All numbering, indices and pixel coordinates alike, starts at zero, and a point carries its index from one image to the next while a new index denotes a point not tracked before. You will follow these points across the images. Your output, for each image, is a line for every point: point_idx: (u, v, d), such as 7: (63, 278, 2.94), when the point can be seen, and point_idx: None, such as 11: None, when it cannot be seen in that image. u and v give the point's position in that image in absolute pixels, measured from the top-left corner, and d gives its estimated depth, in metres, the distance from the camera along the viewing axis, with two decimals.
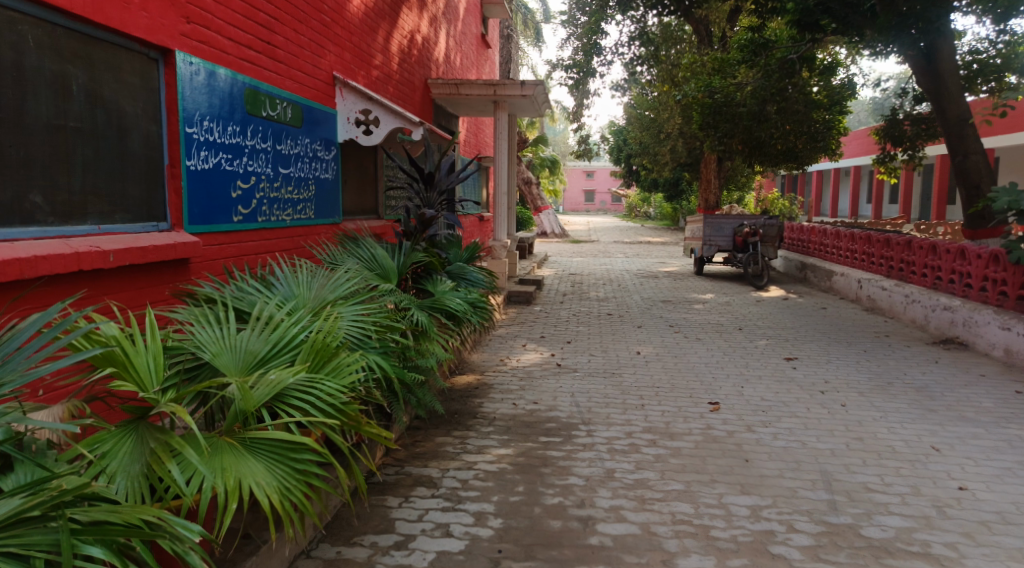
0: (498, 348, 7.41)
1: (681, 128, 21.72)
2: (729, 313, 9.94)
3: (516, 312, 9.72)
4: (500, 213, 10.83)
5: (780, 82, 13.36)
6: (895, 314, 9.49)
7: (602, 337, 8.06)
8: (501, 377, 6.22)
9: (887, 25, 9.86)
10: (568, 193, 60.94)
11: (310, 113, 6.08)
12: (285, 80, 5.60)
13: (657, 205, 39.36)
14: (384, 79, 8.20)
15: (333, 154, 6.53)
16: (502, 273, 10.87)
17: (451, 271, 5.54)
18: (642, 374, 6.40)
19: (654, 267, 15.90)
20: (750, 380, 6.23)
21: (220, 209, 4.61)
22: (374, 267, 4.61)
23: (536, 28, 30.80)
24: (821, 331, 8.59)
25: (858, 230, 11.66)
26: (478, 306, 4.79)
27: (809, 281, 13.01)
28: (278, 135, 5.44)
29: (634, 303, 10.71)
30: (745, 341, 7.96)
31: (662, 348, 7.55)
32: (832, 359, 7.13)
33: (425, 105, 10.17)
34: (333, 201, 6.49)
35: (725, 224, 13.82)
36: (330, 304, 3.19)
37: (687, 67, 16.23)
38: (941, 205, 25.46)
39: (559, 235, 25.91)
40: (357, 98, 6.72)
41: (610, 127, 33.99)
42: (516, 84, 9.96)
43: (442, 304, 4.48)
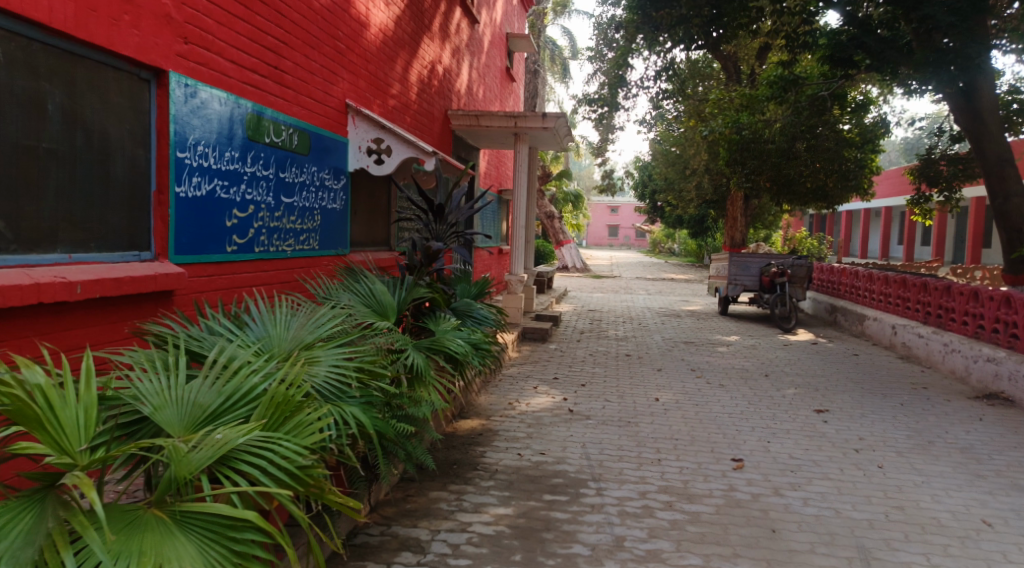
0: (508, 389, 7.04)
1: (708, 165, 21.39)
2: (755, 357, 9.47)
3: (531, 350, 9.34)
4: (518, 247, 10.52)
5: (811, 119, 13.00)
6: (933, 364, 8.96)
7: (619, 380, 7.65)
8: (509, 423, 5.84)
9: (923, 62, 9.47)
10: (592, 227, 60.70)
11: (321, 140, 5.80)
12: (295, 105, 5.32)
13: (682, 242, 38.93)
14: (402, 109, 7.95)
15: (342, 183, 6.25)
16: (518, 309, 10.52)
17: (457, 308, 5.19)
18: (660, 424, 5.97)
19: (677, 305, 15.47)
20: (777, 435, 5.78)
21: (213, 238, 4.30)
22: (372, 304, 4.27)
23: (563, 63, 30.85)
24: (853, 380, 8.09)
25: (892, 273, 11.17)
26: (483, 348, 4.42)
27: (839, 325, 12.50)
28: (283, 162, 5.15)
29: (655, 343, 10.28)
30: (772, 389, 7.50)
31: (683, 394, 7.12)
32: (866, 413, 6.65)
33: (443, 136, 9.94)
34: (340, 232, 6.20)
35: (751, 263, 13.37)
36: (308, 348, 2.84)
37: (715, 103, 15.95)
38: (976, 248, 24.78)
39: (580, 270, 25.57)
40: (370, 127, 6.42)
41: (635, 162, 33.75)
42: (538, 116, 9.72)
43: (443, 346, 4.11)
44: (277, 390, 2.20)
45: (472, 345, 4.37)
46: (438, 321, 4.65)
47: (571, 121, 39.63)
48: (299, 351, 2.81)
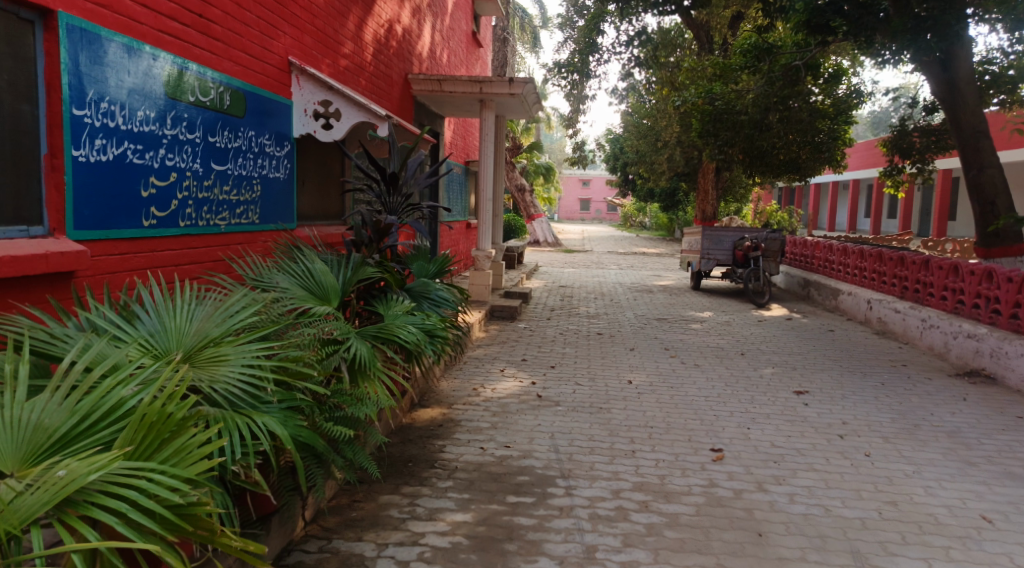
0: (472, 373, 6.60)
1: (680, 137, 20.98)
2: (730, 334, 9.13)
3: (498, 329, 8.89)
4: (484, 221, 10.01)
5: (784, 90, 12.69)
6: (910, 340, 8.71)
7: (589, 361, 7.24)
8: (472, 411, 5.39)
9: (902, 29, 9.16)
10: (563, 201, 60.24)
11: (257, 101, 5.26)
12: (224, 60, 4.78)
13: (652, 216, 38.67)
14: (355, 70, 7.39)
15: (286, 150, 5.71)
16: (484, 286, 10.06)
17: (412, 289, 4.72)
18: (633, 410, 5.58)
19: (648, 281, 15.13)
20: (757, 421, 5.41)
21: (125, 210, 3.81)
22: (311, 286, 3.79)
23: (533, 32, 30.10)
24: (832, 358, 7.79)
25: (868, 247, 10.89)
26: (440, 334, 3.95)
27: (813, 299, 12.26)
28: (211, 124, 4.63)
29: (627, 320, 9.91)
30: (749, 369, 7.16)
31: (657, 376, 6.73)
32: (848, 394, 6.32)
33: (404, 102, 9.37)
34: (285, 204, 5.68)
35: (725, 237, 13.03)
36: (213, 345, 2.40)
37: (688, 73, 15.51)
38: (942, 221, 24.85)
39: (551, 244, 25.12)
40: (316, 88, 5.88)
41: (606, 134, 33.25)
42: (504, 81, 9.16)
43: (391, 335, 3.63)
44: (150, 408, 1.83)
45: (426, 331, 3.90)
46: (391, 305, 4.19)
47: (542, 93, 38.90)
48: (202, 349, 2.37)
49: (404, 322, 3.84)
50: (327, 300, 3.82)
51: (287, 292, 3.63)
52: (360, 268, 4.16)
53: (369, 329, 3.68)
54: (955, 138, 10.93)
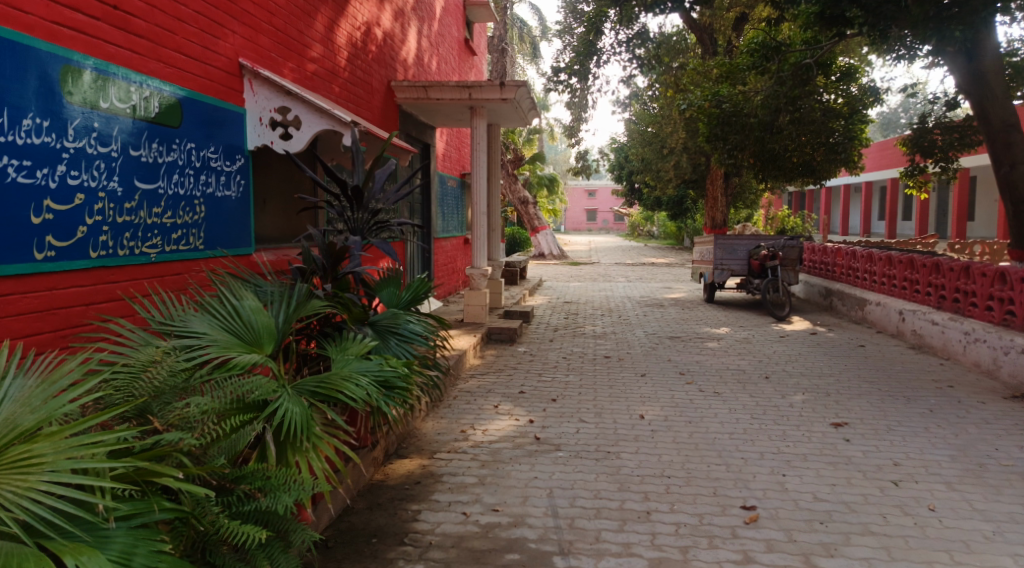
0: (463, 410, 5.82)
1: (686, 143, 20.20)
2: (750, 354, 8.32)
3: (495, 355, 8.11)
4: (479, 236, 9.26)
5: (795, 89, 12.04)
6: (952, 355, 7.88)
7: (596, 391, 6.43)
8: (457, 463, 4.61)
9: (922, 20, 8.33)
10: (569, 213, 59.52)
11: (200, 109, 4.55)
12: (151, 60, 4.06)
13: (661, 224, 37.88)
14: (326, 76, 6.68)
15: (239, 164, 4.99)
16: (481, 307, 9.28)
17: (378, 323, 3.97)
18: (646, 454, 4.78)
19: (659, 294, 14.33)
20: (792, 465, 4.60)
21: (4, 242, 3.09)
22: (237, 329, 3.07)
23: (532, 43, 29.45)
24: (867, 379, 6.96)
25: (896, 253, 10.04)
26: (403, 386, 3.18)
27: (836, 310, 11.44)
28: (135, 136, 3.91)
29: (637, 341, 9.11)
30: (777, 397, 6.34)
31: (672, 408, 5.92)
32: (894, 426, 5.49)
33: (388, 111, 8.67)
34: (237, 227, 4.97)
35: (739, 246, 12.21)
36: (24, 440, 1.78)
37: (693, 75, 14.74)
38: (962, 221, 23.93)
39: (557, 257, 24.31)
40: (272, 93, 5.18)
41: (610, 143, 32.49)
42: (495, 85, 8.45)
43: (332, 394, 2.86)
44: None
45: (384, 384, 3.12)
46: (345, 347, 3.44)
47: (544, 104, 38.21)
48: (8, 446, 1.76)
49: (354, 371, 3.07)
50: (259, 347, 3.09)
51: (206, 339, 2.92)
52: (304, 305, 3.42)
53: (308, 381, 2.93)
54: (982, 133, 10.07)
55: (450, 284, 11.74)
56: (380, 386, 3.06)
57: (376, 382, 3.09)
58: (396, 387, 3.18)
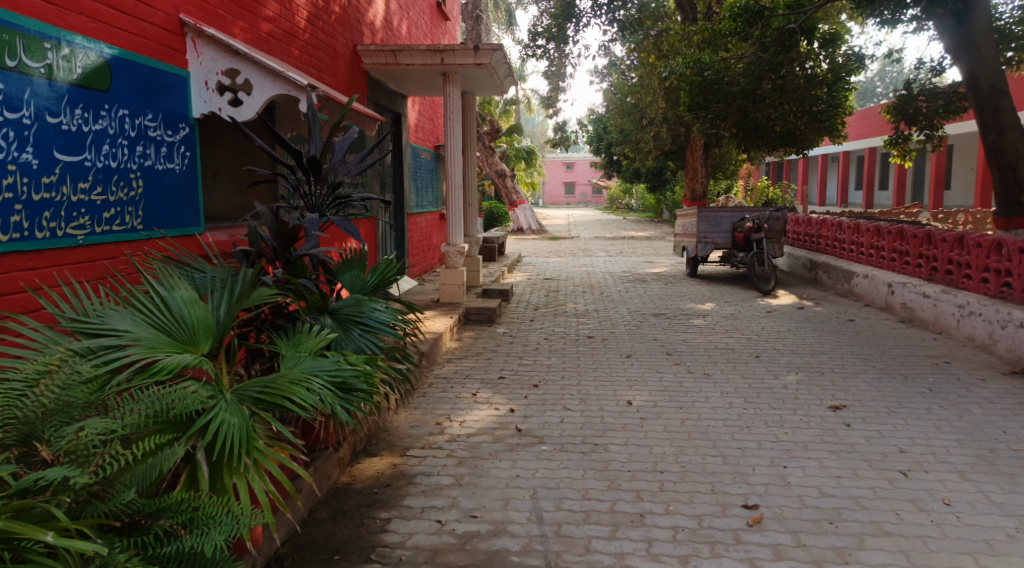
0: (438, 399, 5.43)
1: (666, 113, 19.76)
2: (738, 331, 8.01)
3: (473, 336, 7.71)
4: (454, 212, 8.82)
5: (778, 56, 11.71)
6: (945, 329, 7.62)
7: (580, 375, 6.07)
8: (432, 461, 4.23)
9: None
10: (547, 186, 58.94)
11: (135, 73, 4.11)
12: (70, 13, 3.61)
13: (640, 197, 37.52)
14: (282, 37, 6.20)
15: (182, 134, 4.54)
16: (457, 285, 8.86)
17: (338, 312, 3.54)
18: (635, 446, 4.43)
19: (640, 269, 13.99)
20: (793, 455, 4.27)
21: None
22: (167, 324, 2.65)
23: (508, 12, 28.70)
24: (862, 357, 6.67)
25: (884, 224, 9.74)
26: (363, 387, 2.77)
27: (822, 283, 11.18)
28: (50, 101, 3.50)
29: (620, 319, 8.75)
30: (769, 377, 6.03)
31: (660, 393, 5.57)
32: (895, 408, 5.18)
33: (355, 78, 8.17)
34: (183, 203, 4.54)
35: (723, 218, 11.86)
36: None
37: (674, 41, 14.27)
38: (939, 191, 23.86)
39: (536, 232, 23.86)
40: (219, 54, 4.68)
41: (588, 115, 31.95)
42: (468, 50, 7.97)
43: (279, 401, 2.44)
44: None
45: (341, 385, 2.71)
46: (299, 341, 3.02)
47: (520, 75, 37.46)
48: None
49: (306, 372, 2.66)
50: (194, 345, 2.69)
51: (129, 337, 2.50)
52: (248, 296, 2.99)
53: (251, 383, 2.52)
54: (970, 99, 9.66)
55: (425, 262, 11.30)
56: (336, 389, 2.65)
57: (332, 384, 2.68)
58: (356, 388, 2.77)
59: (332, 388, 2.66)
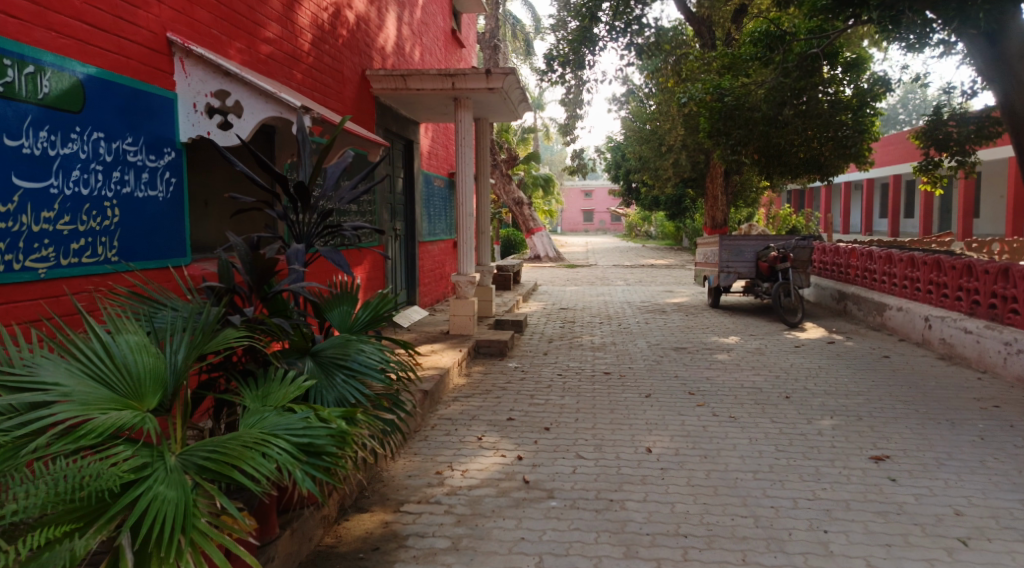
0: (441, 444, 5.01)
1: (685, 140, 19.41)
2: (765, 367, 7.53)
3: (483, 372, 7.30)
4: (465, 241, 8.48)
5: (800, 81, 11.32)
6: (990, 368, 7.10)
7: (595, 417, 5.62)
8: (429, 518, 3.80)
9: (945, 8, 7.60)
10: (566, 213, 58.69)
11: (115, 94, 3.80)
12: (37, 27, 3.31)
13: (659, 225, 37.04)
14: (284, 59, 5.93)
15: (168, 160, 4.22)
16: (468, 316, 8.47)
17: (321, 353, 3.16)
18: (655, 503, 3.98)
19: (660, 299, 13.52)
20: (833, 517, 3.80)
21: None
22: (106, 373, 2.28)
23: (526, 40, 28.57)
24: (901, 399, 6.17)
25: (918, 254, 9.23)
26: (334, 451, 2.37)
27: (852, 315, 10.67)
28: (11, 122, 3.18)
29: (639, 353, 8.30)
30: (802, 422, 5.54)
31: (683, 439, 5.10)
32: (945, 459, 4.69)
33: (363, 104, 7.88)
34: (167, 233, 4.20)
35: (746, 247, 11.40)
36: None
37: (693, 67, 13.92)
38: (968, 219, 23.23)
39: (553, 259, 23.44)
40: (208, 74, 4.35)
41: (606, 143, 31.62)
42: (480, 73, 7.66)
43: (228, 471, 2.06)
44: None
45: (308, 449, 2.32)
46: (267, 393, 2.62)
47: (538, 102, 37.36)
48: None
49: (267, 432, 2.26)
50: (141, 399, 2.32)
51: (60, 393, 2.13)
52: (209, 339, 2.61)
53: (201, 445, 2.15)
54: (1006, 125, 9.14)
55: (436, 291, 10.96)
56: (300, 455, 2.26)
57: (297, 448, 2.28)
58: (327, 452, 2.38)
59: (296, 453, 2.27)
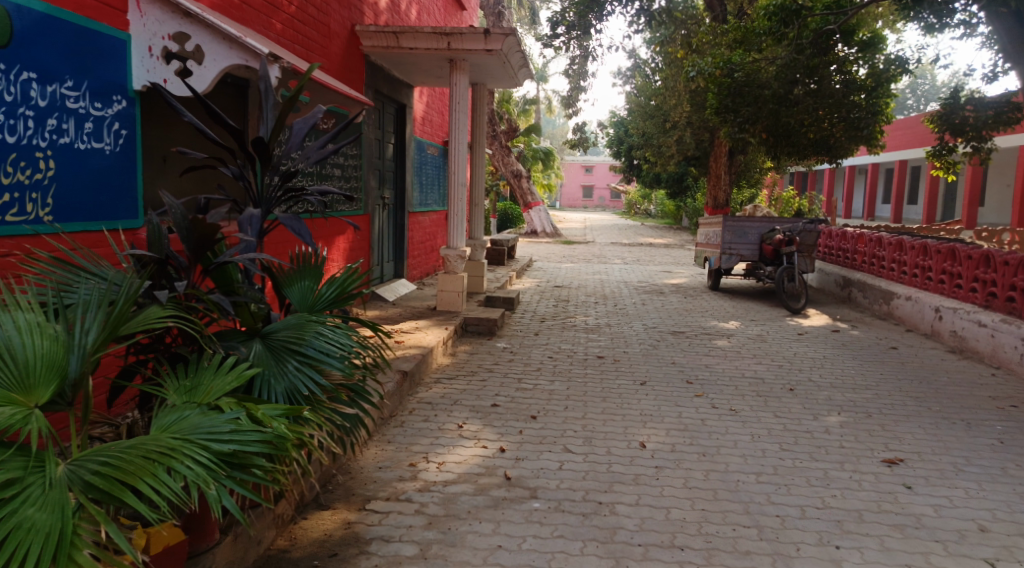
0: (418, 431, 4.62)
1: (690, 117, 18.86)
2: (767, 356, 7.15)
3: (469, 352, 6.90)
4: (456, 212, 8.02)
5: (814, 58, 10.84)
6: (1005, 364, 6.73)
7: (586, 406, 5.24)
8: (396, 518, 3.41)
9: None
10: (565, 187, 58.04)
11: (52, 30, 3.34)
12: None
13: (659, 203, 36.51)
14: (260, 6, 5.47)
15: (117, 109, 3.77)
16: (457, 292, 8.06)
17: (273, 337, 2.77)
18: (648, 508, 3.60)
19: (657, 279, 13.11)
20: (845, 531, 3.42)
21: None
22: None
23: (530, 8, 27.73)
24: (912, 396, 5.79)
25: (931, 241, 8.83)
26: (263, 462, 1.99)
27: (856, 303, 10.30)
28: None
29: (635, 336, 7.91)
30: (808, 418, 5.16)
31: (680, 434, 4.72)
32: (963, 465, 4.32)
33: (351, 62, 7.38)
34: (114, 191, 3.77)
35: (750, 229, 10.96)
36: None
37: (703, 38, 13.33)
38: (973, 207, 22.80)
39: (551, 235, 22.93)
40: (165, 14, 3.85)
41: (609, 117, 30.95)
42: (477, 33, 7.18)
43: (119, 492, 1.69)
44: None
45: (230, 460, 1.95)
46: (196, 384, 2.26)
47: (541, 73, 36.59)
48: None
49: (179, 439, 1.89)
50: (28, 392, 1.92)
51: None
52: (124, 319, 2.20)
53: (97, 452, 1.79)
54: None
55: (426, 264, 10.55)
56: (218, 469, 1.89)
57: (215, 459, 1.92)
58: (256, 463, 2.01)
59: (213, 466, 1.90)
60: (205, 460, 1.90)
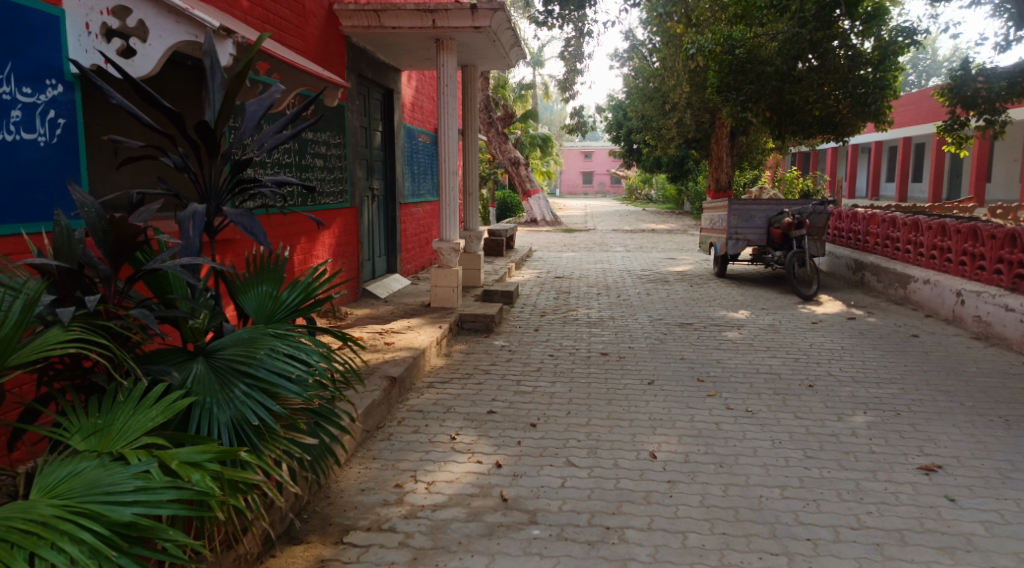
0: (406, 444, 4.18)
1: (690, 97, 18.32)
2: (781, 348, 6.71)
3: (465, 351, 6.46)
4: (448, 203, 7.56)
5: (817, 32, 10.12)
6: None
7: (590, 411, 4.81)
8: (378, 554, 3.00)
9: None
10: (565, 174, 57.38)
11: None
12: None
13: (661, 188, 35.96)
14: None
15: (52, 96, 3.38)
16: (451, 287, 7.62)
17: (216, 356, 2.34)
18: (663, 534, 3.18)
19: (662, 267, 12.66)
20: (886, 557, 3.00)
21: None
22: None
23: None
24: (941, 390, 5.36)
25: (949, 221, 8.37)
26: (169, 534, 1.67)
27: (870, 287, 9.85)
28: None
29: (640, 330, 7.47)
30: (832, 419, 4.73)
31: (693, 441, 4.30)
32: (1009, 472, 3.90)
33: (330, 45, 6.93)
34: (51, 187, 3.37)
35: (757, 213, 10.50)
36: None
37: (703, 14, 12.76)
38: (980, 183, 22.25)
39: (551, 223, 22.42)
40: None
41: (608, 102, 30.35)
42: (463, 8, 6.73)
43: None
44: None
45: (127, 534, 1.63)
46: (108, 423, 1.90)
47: (538, 58, 35.96)
48: None
49: (60, 515, 1.58)
50: None
51: None
52: (12, 348, 1.82)
53: None
54: None
55: (421, 258, 10.13)
56: (108, 549, 1.57)
57: (107, 535, 1.60)
58: (162, 536, 1.68)
59: (104, 542, 1.58)
60: (95, 534, 1.59)
